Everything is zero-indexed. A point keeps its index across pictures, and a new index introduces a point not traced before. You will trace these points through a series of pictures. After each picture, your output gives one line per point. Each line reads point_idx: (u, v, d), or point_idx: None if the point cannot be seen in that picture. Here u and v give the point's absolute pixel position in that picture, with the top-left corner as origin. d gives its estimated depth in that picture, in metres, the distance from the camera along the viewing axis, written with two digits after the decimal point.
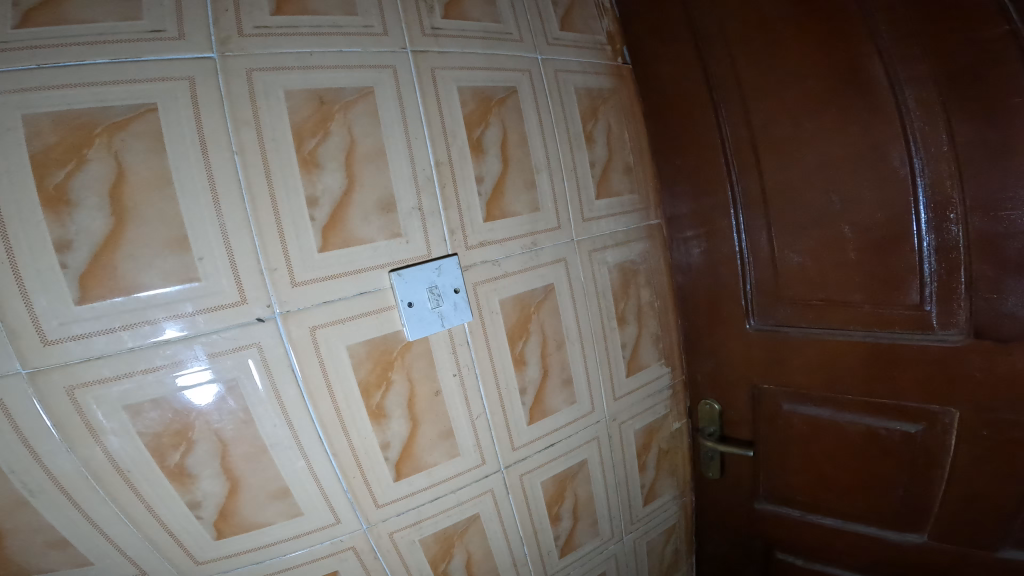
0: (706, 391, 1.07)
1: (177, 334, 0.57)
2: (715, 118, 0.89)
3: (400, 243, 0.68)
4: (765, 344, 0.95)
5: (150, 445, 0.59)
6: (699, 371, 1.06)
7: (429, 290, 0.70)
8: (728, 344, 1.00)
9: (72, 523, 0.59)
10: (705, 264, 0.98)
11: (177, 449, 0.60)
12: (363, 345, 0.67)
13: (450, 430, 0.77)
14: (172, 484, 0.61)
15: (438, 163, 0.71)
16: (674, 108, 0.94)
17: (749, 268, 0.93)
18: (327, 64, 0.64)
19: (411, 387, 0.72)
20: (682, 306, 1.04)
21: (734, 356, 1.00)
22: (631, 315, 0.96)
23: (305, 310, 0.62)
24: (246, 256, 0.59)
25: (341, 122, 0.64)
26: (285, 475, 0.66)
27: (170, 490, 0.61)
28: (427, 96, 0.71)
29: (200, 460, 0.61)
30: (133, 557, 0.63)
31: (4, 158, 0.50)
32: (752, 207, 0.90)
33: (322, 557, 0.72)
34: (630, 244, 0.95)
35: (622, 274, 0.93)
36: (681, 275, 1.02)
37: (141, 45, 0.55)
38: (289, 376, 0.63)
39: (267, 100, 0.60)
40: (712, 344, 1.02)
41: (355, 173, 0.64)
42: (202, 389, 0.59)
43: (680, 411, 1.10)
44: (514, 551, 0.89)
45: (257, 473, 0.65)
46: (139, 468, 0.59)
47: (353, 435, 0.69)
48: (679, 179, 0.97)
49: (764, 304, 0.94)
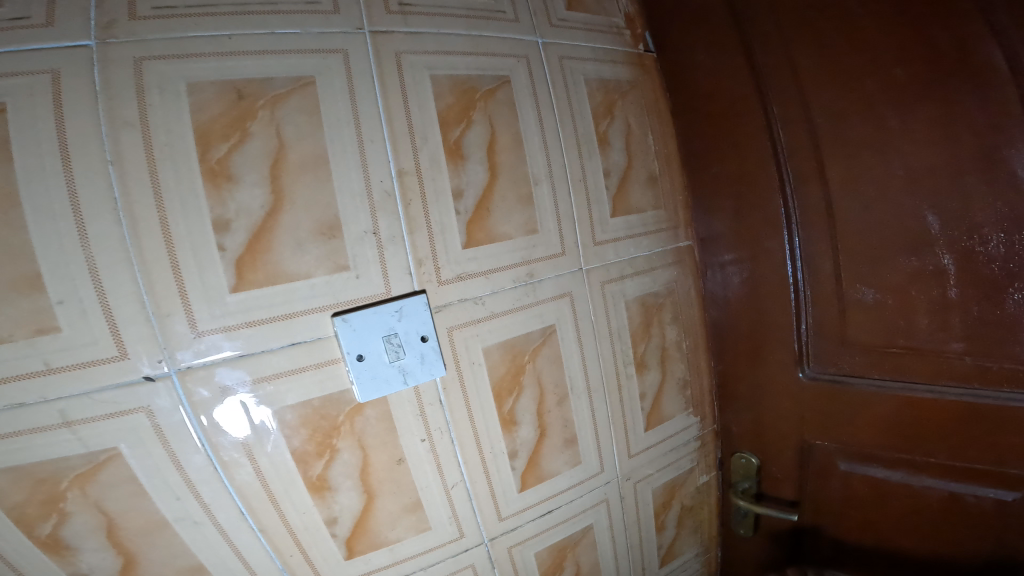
0: (742, 443, 0.87)
1: (31, 397, 0.43)
2: (764, 119, 0.71)
3: (350, 279, 0.53)
4: (822, 398, 0.76)
5: (12, 516, 0.45)
6: (735, 422, 0.87)
7: (387, 339, 0.55)
8: (773, 394, 0.81)
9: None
10: (746, 296, 0.80)
11: (47, 520, 0.46)
12: (296, 409, 0.52)
13: (418, 501, 0.62)
14: (48, 557, 0.47)
15: (401, 172, 0.56)
16: (711, 106, 0.75)
17: (805, 304, 0.75)
18: (251, 49, 0.49)
19: (364, 455, 0.57)
20: (716, 346, 0.86)
21: (781, 409, 0.81)
22: (653, 360, 0.79)
23: (214, 366, 0.47)
24: (126, 299, 0.44)
25: (266, 121, 0.48)
26: (199, 552, 0.52)
27: (45, 560, 0.47)
28: (389, 91, 0.55)
29: (80, 532, 0.47)
30: None
31: None
32: (812, 226, 0.72)
33: None
34: (655, 271, 0.77)
35: (643, 309, 0.76)
36: (714, 308, 0.84)
37: None
38: (195, 447, 0.48)
39: (161, 95, 0.45)
40: (751, 393, 0.83)
41: (284, 188, 0.49)
42: (72, 459, 0.45)
43: (708, 462, 0.91)
44: None
45: (160, 548, 0.51)
46: (4, 539, 0.46)
47: (287, 510, 0.54)
48: (716, 191, 0.79)
49: (823, 347, 0.75)
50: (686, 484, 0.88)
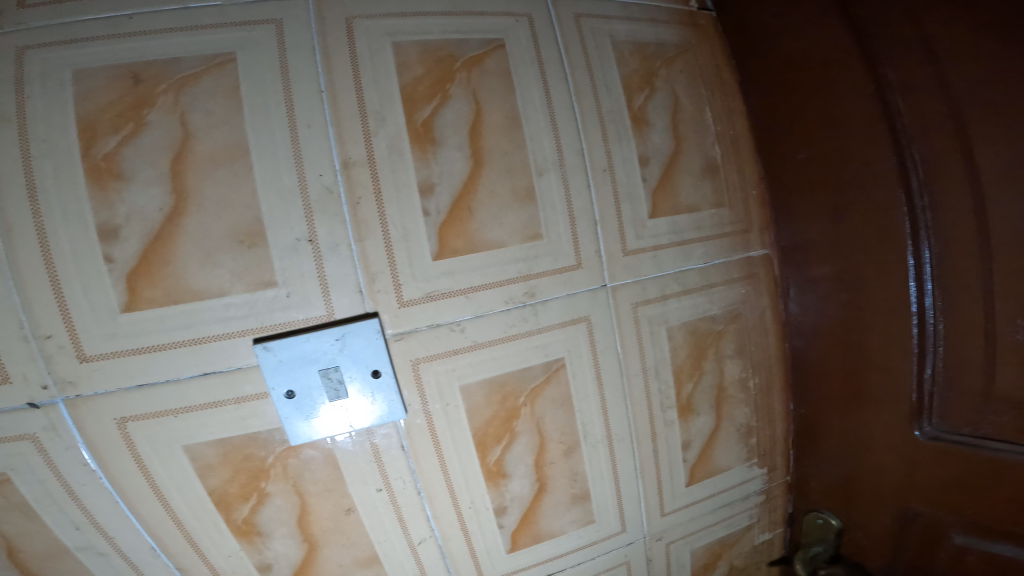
0: (821, 501, 0.64)
1: None
2: (858, 45, 0.47)
3: (277, 297, 0.43)
4: (949, 472, 0.49)
5: None
6: (833, 496, 0.62)
7: (325, 372, 0.44)
8: (873, 454, 0.56)
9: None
10: (847, 323, 0.55)
11: None
12: (214, 448, 0.44)
13: (375, 555, 0.51)
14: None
15: (348, 163, 0.44)
16: (791, 42, 0.52)
17: (937, 337, 0.48)
18: (158, 27, 0.41)
19: (302, 501, 0.47)
20: (806, 392, 0.62)
21: (884, 475, 0.55)
22: (706, 404, 0.60)
23: (109, 397, 0.40)
24: (5, 315, 0.38)
25: (168, 107, 0.40)
26: None
27: None
28: (334, 66, 0.44)
29: None
30: None
31: None
32: (949, 213, 0.45)
33: None
34: (713, 289, 0.57)
35: (694, 339, 0.57)
36: (801, 340, 0.61)
37: None
38: (90, 479, 0.42)
39: (43, 84, 0.38)
40: (847, 453, 0.59)
41: (187, 187, 0.40)
42: None
43: (773, 519, 0.69)
44: None
45: None
46: None
47: (209, 551, 0.47)
48: (809, 170, 0.55)
49: (957, 401, 0.48)
50: (739, 543, 0.67)
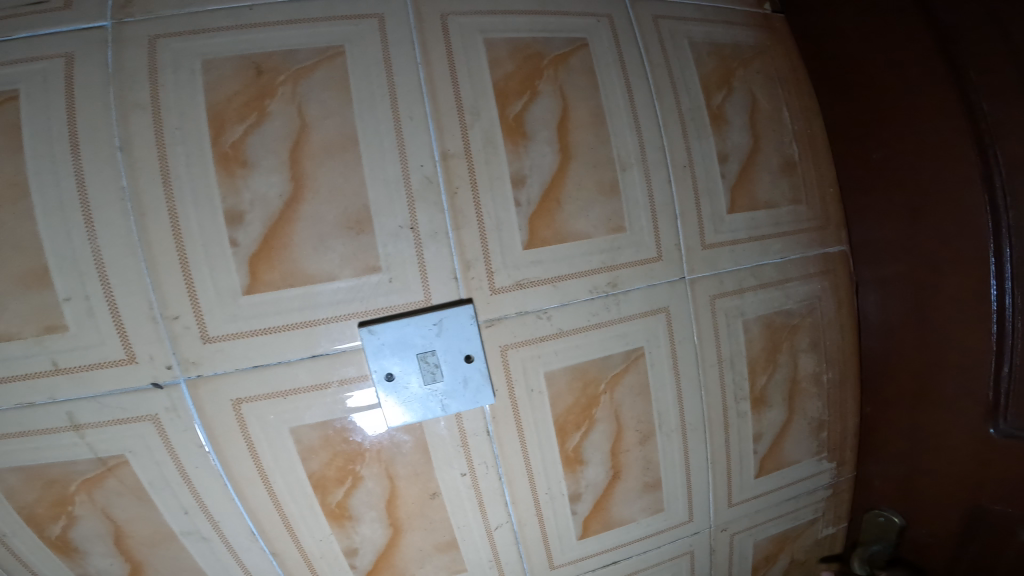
0: (885, 497, 0.65)
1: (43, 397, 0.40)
2: (943, 60, 0.50)
3: (382, 282, 0.44)
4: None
5: (23, 513, 0.44)
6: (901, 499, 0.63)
7: (422, 356, 0.45)
8: (943, 453, 0.57)
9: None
10: (918, 324, 0.57)
11: (56, 521, 0.44)
12: (315, 429, 0.45)
13: (453, 540, 0.53)
14: (57, 555, 0.46)
15: (447, 155, 0.46)
16: (870, 57, 0.55)
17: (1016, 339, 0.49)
18: (276, 19, 0.43)
19: (392, 485, 0.49)
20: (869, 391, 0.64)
21: (958, 475, 0.57)
22: (778, 396, 0.61)
23: (226, 376, 0.42)
24: (133, 297, 0.40)
25: (287, 98, 0.42)
26: (204, 568, 0.48)
27: (58, 562, 0.46)
28: (433, 60, 0.46)
29: (88, 534, 0.45)
30: None
31: None
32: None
33: None
34: (789, 283, 0.58)
35: (770, 331, 0.58)
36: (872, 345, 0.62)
37: (13, 23, 0.40)
38: (200, 459, 0.44)
39: (175, 74, 0.41)
40: (913, 452, 0.60)
41: (305, 174, 0.42)
42: (82, 462, 0.42)
43: (839, 513, 0.69)
44: None
45: (167, 561, 0.47)
46: (20, 538, 0.45)
47: (302, 534, 0.48)
48: (886, 179, 0.57)
49: None
50: (802, 535, 0.68)
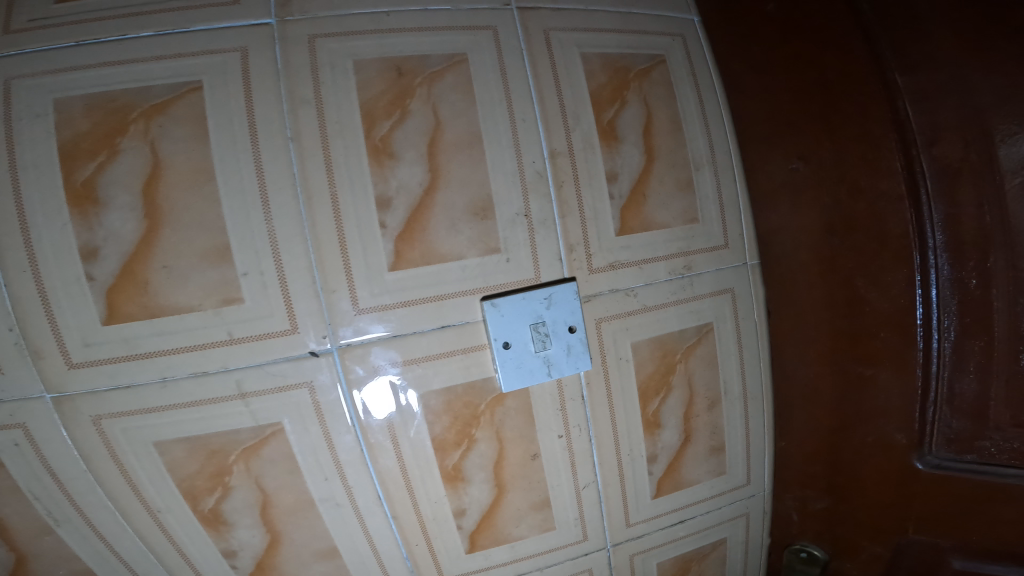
0: (808, 527, 0.66)
1: (215, 366, 0.45)
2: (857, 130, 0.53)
3: (499, 263, 0.50)
4: (947, 500, 0.56)
5: (183, 487, 0.48)
6: (821, 496, 0.64)
7: (534, 327, 0.51)
8: (884, 490, 0.59)
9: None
10: (857, 372, 0.58)
11: (212, 493, 0.49)
12: (441, 393, 0.51)
13: (546, 500, 0.58)
14: (206, 531, 0.50)
15: (555, 153, 0.52)
16: (804, 88, 0.56)
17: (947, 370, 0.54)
18: (410, 26, 0.49)
19: (501, 448, 0.55)
20: (808, 396, 0.62)
21: (884, 488, 0.59)
22: None
23: (371, 345, 0.47)
24: (300, 273, 0.45)
25: (423, 98, 0.48)
26: (335, 535, 0.53)
27: (205, 536, 0.50)
28: (539, 68, 0.53)
29: (238, 507, 0.50)
30: None
31: (31, 150, 0.42)
32: (946, 271, 0.52)
33: None
34: None
35: None
36: (796, 349, 0.61)
37: (188, 15, 0.45)
38: (345, 425, 0.49)
39: (333, 73, 0.46)
40: (841, 459, 0.61)
41: (440, 166, 0.48)
42: (242, 432, 0.47)
43: None
44: None
45: (303, 529, 0.52)
46: (174, 512, 0.49)
47: (420, 497, 0.53)
48: (829, 192, 0.56)
49: (951, 435, 0.55)
50: None
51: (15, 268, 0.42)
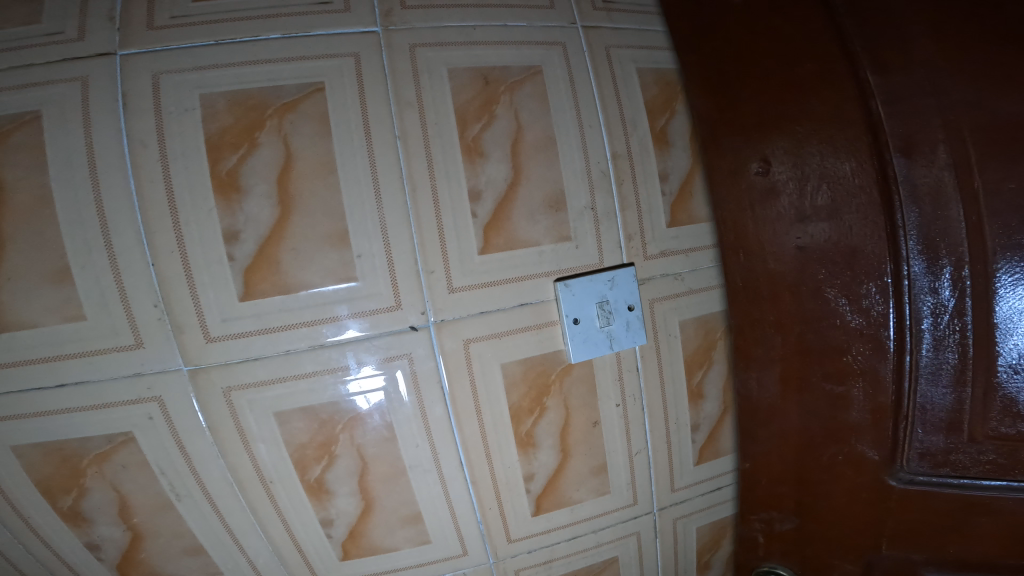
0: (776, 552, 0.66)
1: (331, 337, 0.50)
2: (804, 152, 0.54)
3: (568, 249, 0.57)
4: (912, 512, 0.57)
5: (294, 456, 0.53)
6: (788, 517, 0.64)
7: (600, 305, 0.58)
8: (850, 507, 0.60)
9: (219, 548, 0.55)
10: (817, 395, 0.58)
11: (319, 462, 0.54)
12: (519, 364, 0.57)
13: (604, 465, 0.64)
14: (309, 499, 0.55)
15: (616, 156, 0.58)
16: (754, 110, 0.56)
17: (920, 382, 0.54)
18: (493, 38, 0.54)
19: (567, 416, 0.61)
20: (779, 419, 0.61)
21: (855, 505, 0.59)
22: None
23: (461, 320, 0.54)
24: (404, 256, 0.51)
25: (507, 106, 0.54)
26: (421, 500, 0.58)
27: (306, 505, 0.55)
28: (601, 78, 0.57)
29: (340, 476, 0.55)
30: (252, 562, 0.57)
31: (181, 141, 0.45)
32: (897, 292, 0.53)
33: None
34: None
35: None
36: (767, 370, 0.60)
37: (310, 20, 0.49)
38: (437, 393, 0.55)
39: (431, 79, 0.51)
40: (808, 478, 0.61)
41: (522, 165, 0.54)
42: (350, 400, 0.52)
43: None
44: None
45: (393, 495, 0.57)
46: (282, 481, 0.53)
47: (497, 463, 0.59)
48: (783, 212, 0.56)
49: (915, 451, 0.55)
50: None
51: (163, 249, 0.45)
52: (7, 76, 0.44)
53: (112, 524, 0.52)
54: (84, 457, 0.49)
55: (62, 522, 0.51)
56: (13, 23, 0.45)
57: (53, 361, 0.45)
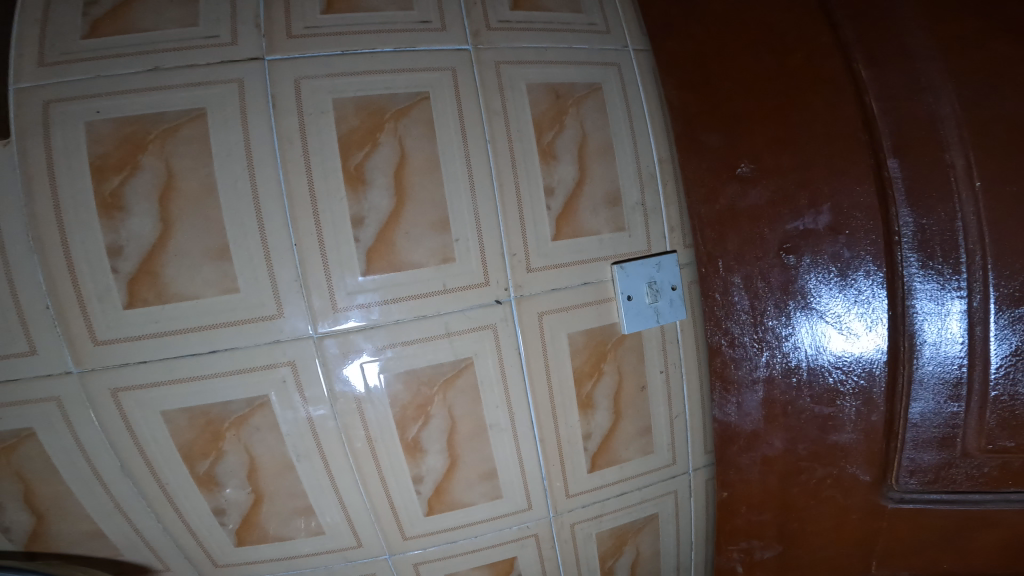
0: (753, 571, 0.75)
1: (358, 323, 0.56)
2: (768, 206, 0.64)
3: (622, 237, 0.66)
4: (872, 525, 0.69)
5: (397, 418, 0.61)
6: (767, 542, 0.73)
7: (649, 284, 0.67)
8: (825, 523, 0.71)
9: (325, 504, 0.63)
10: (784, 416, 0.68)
11: (416, 422, 0.62)
12: (582, 334, 0.66)
13: (649, 427, 0.73)
14: (405, 457, 0.63)
15: (661, 160, 0.68)
16: (720, 167, 0.65)
17: (878, 400, 0.65)
18: (561, 58, 0.64)
19: (620, 381, 0.70)
20: (767, 448, 0.69)
21: (837, 522, 0.70)
22: None
23: (537, 296, 0.63)
24: (492, 240, 0.60)
25: (574, 115, 0.64)
26: (497, 458, 0.67)
27: (404, 462, 0.63)
28: (648, 93, 0.68)
29: (433, 435, 0.63)
30: (351, 517, 0.64)
31: (319, 139, 0.54)
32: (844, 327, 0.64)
33: (508, 540, 0.72)
34: None
35: None
36: (760, 405, 0.68)
37: (415, 37, 0.58)
38: (516, 360, 0.64)
39: (513, 92, 0.61)
40: (789, 502, 0.71)
41: (586, 166, 0.64)
42: (445, 364, 0.61)
43: None
44: (680, 557, 0.82)
45: (475, 453, 0.66)
46: (385, 439, 0.61)
47: (562, 424, 0.68)
48: (747, 260, 0.65)
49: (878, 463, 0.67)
50: None
51: (304, 231, 0.53)
52: (174, 75, 0.51)
53: (239, 487, 0.59)
54: (225, 420, 0.55)
55: (194, 485, 0.57)
56: (175, 29, 0.53)
57: (208, 329, 0.52)
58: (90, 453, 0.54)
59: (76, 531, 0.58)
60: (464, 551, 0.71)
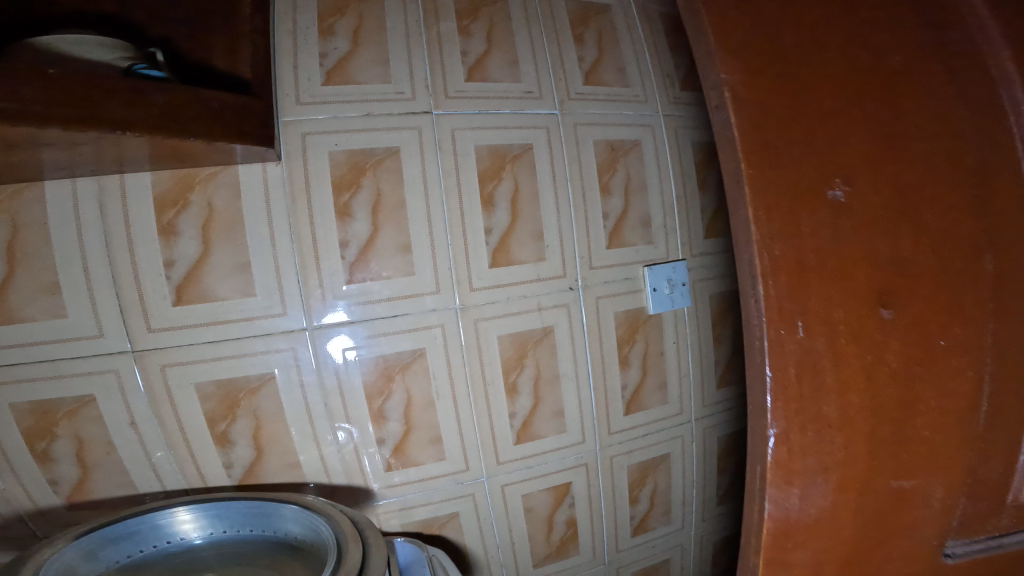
0: None
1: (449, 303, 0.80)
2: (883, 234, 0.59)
3: (651, 248, 0.95)
4: None
5: (501, 367, 0.86)
6: None
7: (668, 281, 0.96)
8: None
9: (449, 436, 0.85)
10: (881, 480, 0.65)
11: (515, 370, 0.87)
12: (623, 313, 0.94)
13: (665, 382, 1.01)
14: (505, 396, 0.88)
15: (678, 195, 0.97)
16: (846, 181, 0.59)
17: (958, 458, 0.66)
18: (615, 121, 0.92)
19: (647, 348, 0.97)
20: None
21: None
22: None
23: (596, 285, 0.90)
24: (569, 246, 0.88)
25: (622, 161, 0.92)
26: (563, 402, 0.93)
27: (505, 401, 0.88)
28: (671, 145, 0.96)
29: (525, 379, 0.89)
30: (466, 447, 0.87)
31: (464, 174, 0.80)
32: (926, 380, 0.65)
33: (569, 466, 0.96)
34: None
35: None
36: None
37: (523, 104, 0.85)
38: (580, 330, 0.91)
39: (584, 144, 0.89)
40: None
41: (629, 197, 0.93)
42: (536, 330, 0.87)
43: None
44: (685, 489, 1.08)
45: (551, 395, 0.91)
46: (495, 383, 0.86)
47: (607, 377, 0.95)
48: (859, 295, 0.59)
49: None
50: None
51: (454, 235, 0.80)
52: (374, 129, 0.76)
53: (398, 420, 0.82)
54: (396, 366, 0.79)
55: (369, 418, 0.80)
56: (372, 92, 0.77)
57: (392, 300, 0.77)
58: (306, 389, 0.76)
59: (280, 464, 0.78)
60: (537, 475, 0.94)
